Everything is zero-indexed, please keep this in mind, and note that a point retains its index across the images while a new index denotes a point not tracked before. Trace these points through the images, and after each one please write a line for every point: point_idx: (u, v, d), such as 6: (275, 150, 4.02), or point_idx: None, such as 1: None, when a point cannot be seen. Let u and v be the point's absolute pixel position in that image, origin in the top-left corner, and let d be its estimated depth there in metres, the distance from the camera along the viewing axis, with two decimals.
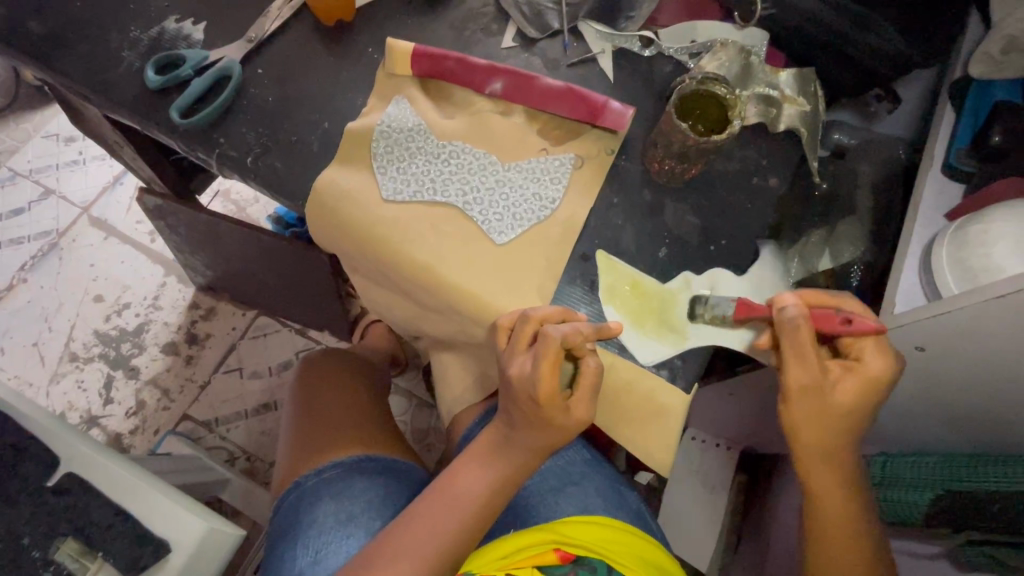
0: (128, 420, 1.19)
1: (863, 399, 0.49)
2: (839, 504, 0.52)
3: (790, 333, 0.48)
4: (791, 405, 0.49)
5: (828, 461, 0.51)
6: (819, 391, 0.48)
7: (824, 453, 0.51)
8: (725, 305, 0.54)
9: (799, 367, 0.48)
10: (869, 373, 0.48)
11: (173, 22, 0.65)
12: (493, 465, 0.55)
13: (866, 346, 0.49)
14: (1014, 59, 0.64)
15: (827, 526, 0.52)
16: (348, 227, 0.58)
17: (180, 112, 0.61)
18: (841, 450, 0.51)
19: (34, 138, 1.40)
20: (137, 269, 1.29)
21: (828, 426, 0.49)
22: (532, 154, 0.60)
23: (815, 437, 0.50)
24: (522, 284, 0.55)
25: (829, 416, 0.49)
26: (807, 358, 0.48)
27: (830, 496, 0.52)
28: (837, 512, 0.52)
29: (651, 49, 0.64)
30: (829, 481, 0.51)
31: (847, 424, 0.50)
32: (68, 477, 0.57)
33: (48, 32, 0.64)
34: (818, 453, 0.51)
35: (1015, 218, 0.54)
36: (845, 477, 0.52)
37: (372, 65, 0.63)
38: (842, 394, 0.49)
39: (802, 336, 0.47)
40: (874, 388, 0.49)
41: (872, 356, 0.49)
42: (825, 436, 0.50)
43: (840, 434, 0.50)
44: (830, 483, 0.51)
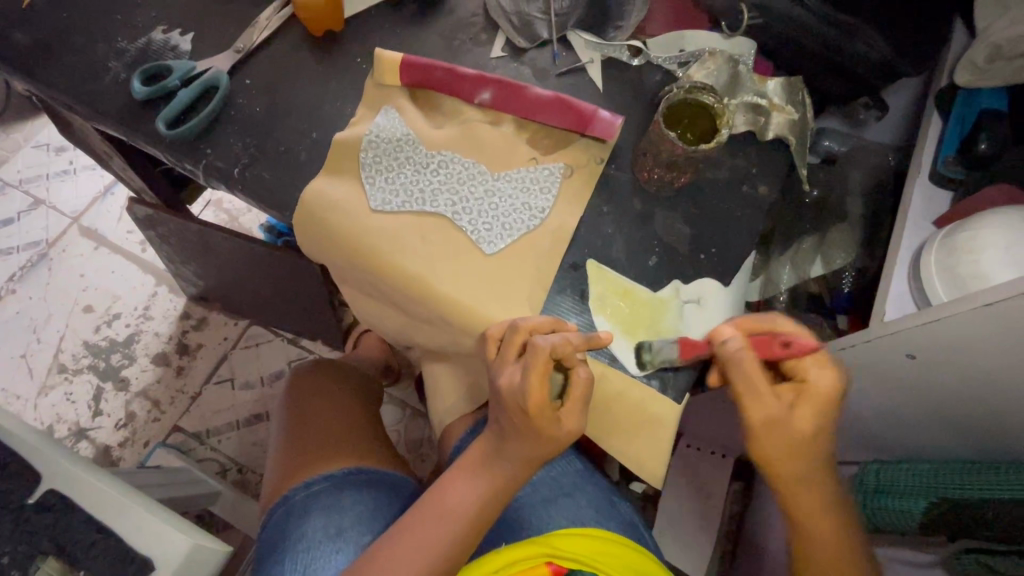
0: (117, 432, 1.18)
1: (823, 421, 0.48)
2: (827, 529, 0.50)
3: (734, 367, 0.48)
4: (756, 440, 0.48)
5: (808, 488, 0.49)
6: (778, 420, 0.47)
7: (799, 482, 0.49)
8: (669, 347, 0.52)
9: (756, 403, 0.47)
10: (821, 394, 0.48)
11: (160, 32, 0.64)
12: (483, 478, 0.54)
13: (810, 366, 0.49)
14: (998, 67, 0.64)
15: (815, 553, 0.51)
16: (337, 239, 0.57)
17: (167, 122, 0.60)
18: (816, 477, 0.49)
19: (25, 148, 1.39)
20: (128, 279, 1.28)
21: (797, 454, 0.48)
22: (522, 163, 0.60)
23: (787, 466, 0.48)
24: (513, 294, 0.55)
25: (793, 444, 0.48)
26: (759, 391, 0.47)
27: (812, 524, 0.50)
28: (821, 538, 0.51)
29: (640, 58, 0.64)
30: (811, 511, 0.50)
31: (815, 450, 0.48)
32: (50, 493, 0.56)
33: (34, 43, 0.64)
34: (792, 481, 0.49)
35: (1003, 224, 0.54)
36: (827, 501, 0.50)
37: (361, 75, 0.63)
38: (799, 421, 0.47)
39: (749, 370, 0.47)
40: (831, 409, 0.48)
41: (820, 376, 0.48)
42: (797, 464, 0.48)
43: (812, 462, 0.48)
44: (813, 511, 0.50)
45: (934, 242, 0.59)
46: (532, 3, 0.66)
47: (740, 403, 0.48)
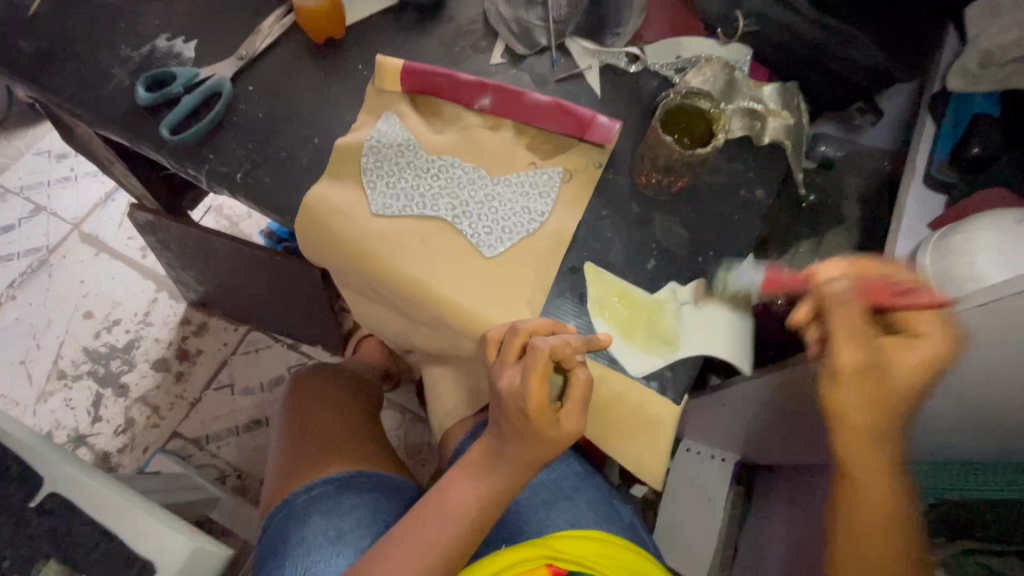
0: (116, 439, 1.17)
1: (920, 379, 0.44)
2: (878, 493, 0.46)
3: (836, 305, 0.45)
4: (841, 385, 0.44)
5: (876, 443, 0.46)
6: (866, 364, 0.44)
7: (866, 432, 0.45)
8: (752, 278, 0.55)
9: (851, 342, 0.44)
10: (930, 345, 0.44)
11: (164, 40, 0.65)
12: (484, 479, 0.54)
13: (924, 316, 0.45)
14: (990, 73, 0.65)
15: (862, 521, 0.47)
16: (338, 244, 0.58)
17: (170, 128, 0.61)
18: (885, 434, 0.46)
19: (26, 155, 1.40)
20: (128, 285, 1.29)
21: (877, 407, 0.44)
22: (521, 168, 0.60)
23: (861, 411, 0.45)
24: (513, 297, 0.56)
25: (874, 393, 0.44)
26: (857, 332, 0.44)
27: (868, 484, 0.46)
28: (868, 501, 0.47)
29: (637, 64, 0.65)
30: (869, 468, 0.46)
31: (894, 404, 0.45)
32: (51, 496, 0.56)
33: (38, 50, 0.64)
34: (861, 434, 0.45)
35: (996, 227, 0.55)
36: (889, 462, 0.46)
37: (362, 81, 0.64)
38: (889, 367, 0.44)
39: (850, 307, 0.45)
40: (934, 368, 0.44)
41: (930, 327, 0.45)
42: (872, 416, 0.45)
43: (886, 417, 0.45)
44: (872, 469, 0.46)
45: (928, 244, 0.59)
46: (531, 11, 0.67)
47: (831, 343, 0.45)
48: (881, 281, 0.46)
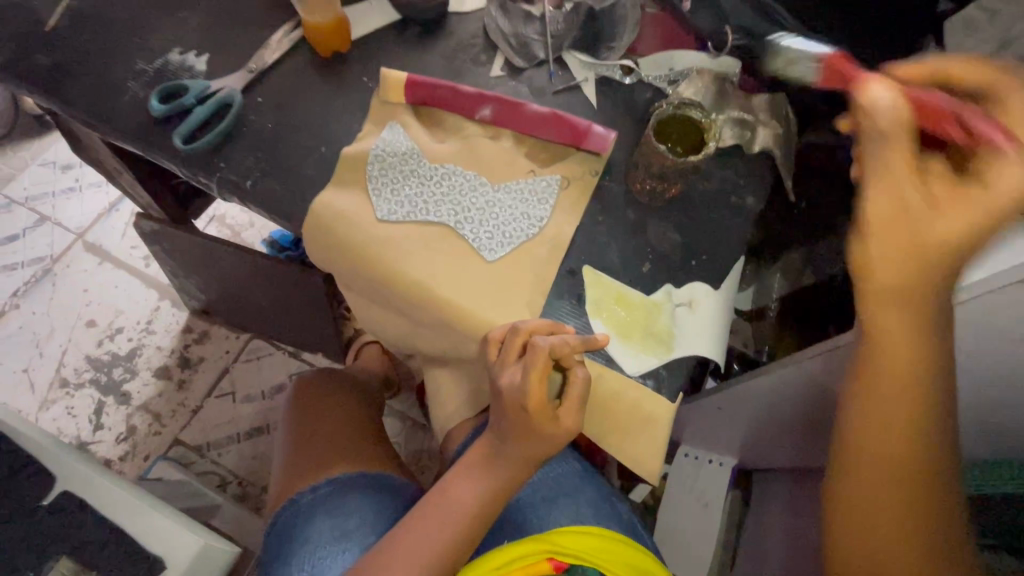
0: (118, 446, 1.18)
1: (972, 234, 0.38)
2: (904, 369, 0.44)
3: (869, 129, 0.40)
4: (871, 233, 0.41)
5: (909, 306, 0.42)
6: (899, 214, 0.40)
7: (894, 347, 0.44)
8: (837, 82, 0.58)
9: (883, 178, 0.40)
10: (992, 198, 0.38)
11: (177, 54, 0.68)
12: (486, 475, 0.56)
13: (1001, 161, 0.38)
14: None
15: (880, 393, 0.46)
16: (344, 249, 0.60)
17: (183, 138, 0.63)
18: (917, 349, 0.43)
19: (32, 166, 1.42)
20: (131, 293, 1.30)
21: (916, 264, 0.40)
22: (521, 175, 0.63)
23: (890, 319, 0.43)
24: (513, 298, 0.58)
25: (906, 268, 0.40)
26: (896, 170, 0.40)
27: (887, 408, 0.46)
28: (889, 430, 0.47)
29: (632, 76, 0.68)
30: (891, 391, 0.45)
31: (926, 284, 0.41)
32: (63, 495, 0.58)
33: (54, 64, 0.67)
34: (893, 296, 0.42)
35: None
36: (927, 335, 0.43)
37: (367, 92, 0.67)
38: (931, 229, 0.39)
39: (890, 134, 0.39)
40: (995, 220, 0.38)
41: (1004, 178, 0.38)
42: (908, 275, 0.41)
43: (911, 300, 0.41)
44: (893, 394, 0.46)
45: None
46: (529, 26, 0.69)
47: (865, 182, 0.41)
48: (1010, 87, 0.40)
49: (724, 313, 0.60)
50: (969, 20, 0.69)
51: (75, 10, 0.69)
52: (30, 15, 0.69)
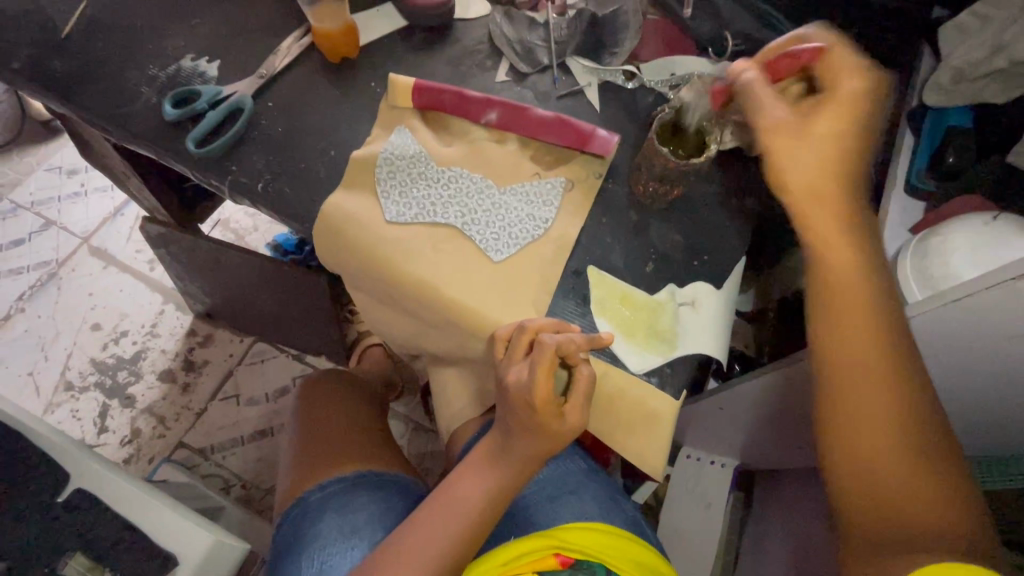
0: (122, 449, 1.19)
1: (841, 126, 0.52)
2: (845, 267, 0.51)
3: (749, 92, 0.55)
4: (777, 153, 0.53)
5: (825, 205, 0.52)
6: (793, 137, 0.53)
7: (842, 278, 0.51)
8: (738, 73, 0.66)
9: (767, 118, 0.54)
10: (838, 96, 0.53)
11: (189, 61, 0.69)
12: (493, 471, 0.57)
13: (832, 68, 0.53)
14: (963, 88, 0.69)
15: (832, 293, 0.51)
16: (353, 251, 0.61)
17: (195, 142, 0.65)
18: (859, 281, 0.51)
19: (38, 171, 1.44)
20: (136, 297, 1.31)
21: (816, 164, 0.52)
22: (526, 178, 0.64)
23: (834, 256, 0.51)
24: (520, 298, 0.59)
25: (826, 186, 0.52)
26: (772, 108, 0.54)
27: (854, 344, 0.50)
28: (868, 370, 0.49)
29: (634, 81, 0.69)
30: (851, 324, 0.50)
31: (843, 192, 0.52)
32: (77, 493, 0.59)
33: (68, 70, 0.68)
34: (812, 197, 0.52)
35: (965, 230, 0.59)
36: (851, 235, 0.52)
37: (375, 97, 0.68)
38: (819, 136, 0.52)
39: (759, 90, 0.54)
40: (852, 112, 0.52)
41: (841, 84, 0.53)
42: (814, 175, 0.52)
43: (840, 211, 0.52)
44: (857, 330, 0.50)
45: (908, 248, 0.62)
46: (533, 32, 0.72)
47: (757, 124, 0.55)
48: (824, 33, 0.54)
49: (726, 313, 0.60)
50: (964, 25, 0.70)
51: (89, 18, 0.71)
52: (45, 23, 0.71)
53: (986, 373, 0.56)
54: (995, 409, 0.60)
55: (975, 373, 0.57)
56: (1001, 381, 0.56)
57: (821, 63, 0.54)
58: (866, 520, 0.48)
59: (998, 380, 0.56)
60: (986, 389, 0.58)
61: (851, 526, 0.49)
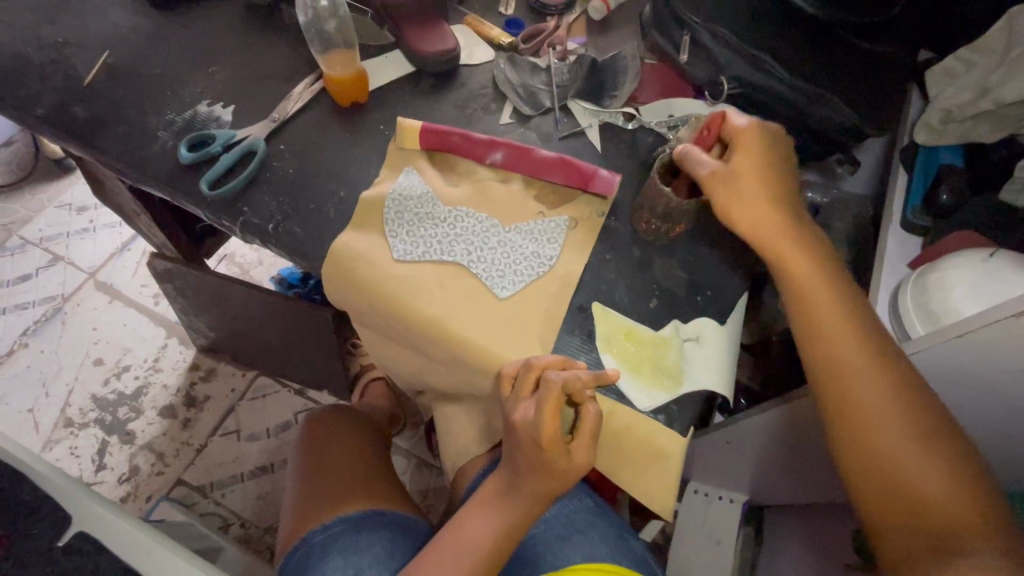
0: (120, 487, 1.17)
1: (762, 164, 0.57)
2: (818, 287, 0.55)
3: (689, 164, 0.58)
4: (733, 208, 0.57)
5: (787, 237, 0.57)
6: (738, 192, 0.57)
7: (823, 301, 0.55)
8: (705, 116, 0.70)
9: (713, 180, 0.57)
10: (755, 143, 0.58)
11: (204, 106, 0.72)
12: (502, 511, 0.57)
13: (734, 122, 0.60)
14: (953, 127, 0.71)
15: (815, 314, 0.55)
16: (360, 287, 0.62)
17: (209, 183, 0.67)
18: (833, 300, 0.55)
19: (48, 208, 1.47)
20: (140, 332, 1.32)
21: (762, 205, 0.57)
22: (531, 216, 0.65)
23: (814, 283, 0.56)
24: (526, 335, 0.59)
25: (778, 222, 0.57)
26: (712, 171, 0.57)
27: (849, 362, 0.53)
28: (867, 384, 0.52)
29: (634, 122, 0.71)
30: (844, 343, 0.54)
31: (792, 223, 0.57)
32: (80, 537, 0.59)
33: (89, 115, 0.71)
34: (771, 233, 0.57)
35: (964, 264, 0.59)
36: (814, 259, 0.56)
37: (384, 139, 0.71)
38: (757, 181, 0.57)
39: (694, 160, 0.58)
40: (764, 151, 0.58)
41: (741, 131, 0.59)
42: (760, 214, 0.57)
43: (792, 236, 0.57)
44: (848, 348, 0.54)
45: (909, 282, 0.63)
46: (536, 77, 0.75)
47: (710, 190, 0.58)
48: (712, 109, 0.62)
49: (732, 348, 0.61)
50: (950, 69, 0.74)
51: (112, 66, 0.74)
52: (68, 72, 0.74)
53: (994, 408, 0.56)
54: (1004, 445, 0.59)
55: (983, 408, 0.57)
56: (1008, 416, 0.56)
57: (726, 121, 0.60)
58: (900, 532, 0.49)
59: (1007, 416, 0.56)
60: (993, 425, 0.58)
61: (885, 539, 0.50)
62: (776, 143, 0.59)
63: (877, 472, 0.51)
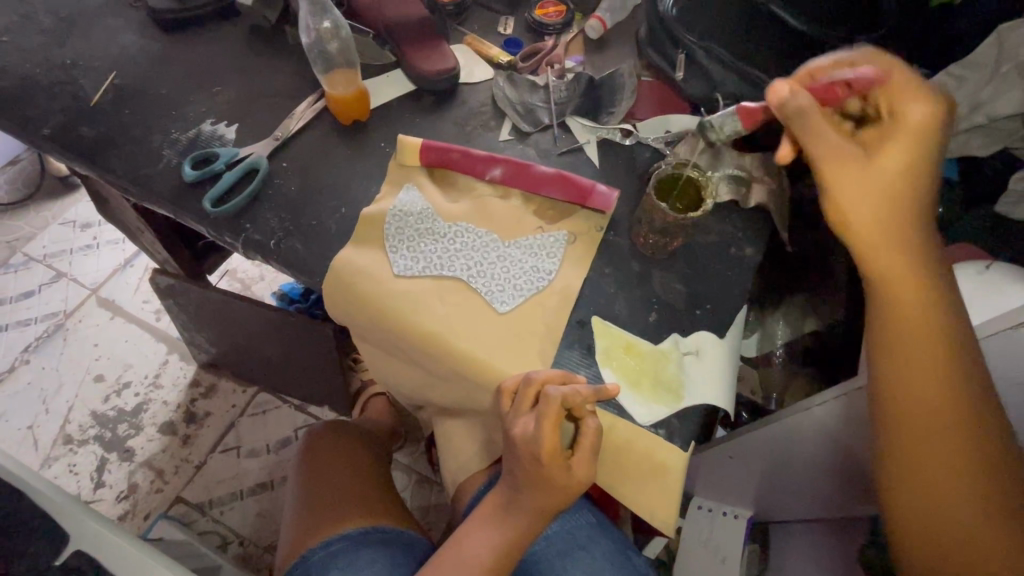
0: (118, 505, 1.16)
1: (905, 153, 0.49)
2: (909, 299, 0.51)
3: (798, 120, 0.50)
4: (837, 187, 0.51)
5: (893, 240, 0.50)
6: (865, 188, 0.50)
7: (908, 323, 0.51)
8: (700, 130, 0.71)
9: (823, 146, 0.50)
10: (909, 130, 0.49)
11: (208, 125, 0.73)
12: (503, 526, 0.56)
13: (898, 92, 0.50)
14: (946, 142, 0.71)
15: (899, 323, 0.51)
16: (361, 303, 0.63)
17: (212, 201, 0.68)
18: (923, 315, 0.50)
19: (52, 225, 1.48)
20: (141, 348, 1.32)
21: (880, 197, 0.50)
22: (530, 231, 0.66)
23: (905, 302, 0.51)
24: (526, 350, 0.59)
25: (895, 227, 0.50)
26: (829, 135, 0.50)
27: (918, 378, 0.51)
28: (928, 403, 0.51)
29: (631, 138, 0.72)
30: (919, 373, 0.51)
31: (913, 229, 0.50)
32: (77, 555, 0.59)
33: (95, 135, 0.72)
34: (875, 231, 0.50)
35: (962, 278, 0.59)
36: (917, 268, 0.50)
37: (385, 156, 0.72)
38: (896, 180, 0.50)
39: (808, 115, 0.50)
40: (915, 136, 0.49)
41: (902, 107, 0.50)
42: (873, 207, 0.50)
43: (899, 239, 0.50)
44: (922, 378, 0.51)
45: None
46: (534, 94, 0.76)
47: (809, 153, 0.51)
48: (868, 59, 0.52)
49: (732, 361, 0.61)
50: (942, 85, 0.72)
51: (118, 87, 0.76)
52: (74, 92, 0.75)
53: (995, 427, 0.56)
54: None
55: None
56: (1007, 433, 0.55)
57: (887, 88, 0.51)
58: (923, 547, 0.53)
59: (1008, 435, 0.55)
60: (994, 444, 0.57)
61: (909, 550, 0.54)
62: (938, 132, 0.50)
63: (913, 484, 0.52)
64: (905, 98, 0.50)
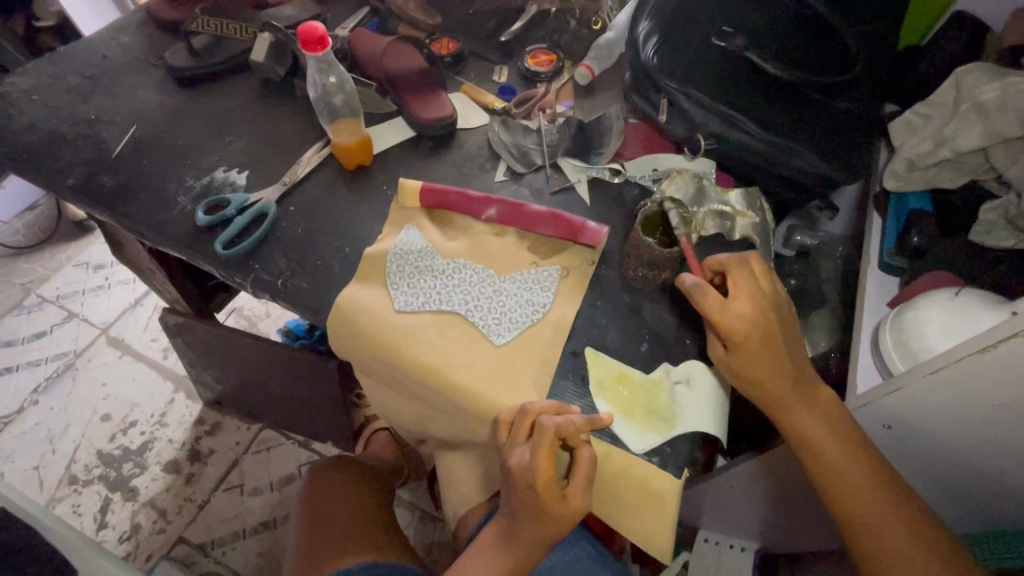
0: (120, 547, 1.16)
1: (751, 357, 0.57)
2: (801, 417, 0.58)
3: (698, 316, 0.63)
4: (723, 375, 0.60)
5: (776, 382, 0.57)
6: (737, 373, 0.58)
7: (813, 430, 0.58)
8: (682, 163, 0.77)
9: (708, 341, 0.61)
10: (742, 331, 0.56)
11: (221, 172, 0.78)
12: (502, 558, 0.58)
13: (724, 313, 0.57)
14: (917, 175, 0.75)
15: (791, 417, 0.58)
16: (363, 338, 0.65)
17: (223, 243, 0.71)
18: (807, 398, 0.58)
19: (66, 267, 1.53)
20: (148, 386, 1.34)
21: (752, 383, 0.58)
22: (525, 266, 0.69)
23: (790, 396, 0.57)
24: (522, 382, 0.61)
25: (772, 387, 0.57)
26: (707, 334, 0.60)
27: (821, 438, 0.57)
28: (839, 453, 0.57)
29: (620, 176, 0.77)
30: (842, 462, 0.57)
31: (791, 372, 0.57)
32: None
33: (115, 184, 0.77)
34: (763, 395, 0.58)
35: (936, 304, 0.61)
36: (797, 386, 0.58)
37: (386, 199, 0.76)
38: (751, 374, 0.57)
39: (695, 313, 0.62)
40: (747, 344, 0.56)
41: (730, 322, 0.57)
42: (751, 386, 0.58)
43: (781, 382, 0.57)
44: (849, 467, 0.57)
45: (887, 322, 0.65)
46: (527, 138, 0.81)
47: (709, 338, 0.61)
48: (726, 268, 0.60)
49: (724, 390, 0.63)
50: (909, 122, 0.79)
51: (137, 139, 0.81)
52: (98, 145, 0.80)
53: (973, 449, 0.57)
54: (984, 488, 0.60)
55: (964, 450, 0.58)
56: (988, 458, 0.56)
57: (713, 307, 0.57)
58: None
59: (988, 458, 0.56)
60: (977, 469, 0.58)
61: None
62: (767, 327, 0.57)
63: (865, 530, 0.57)
64: (727, 316, 0.57)
